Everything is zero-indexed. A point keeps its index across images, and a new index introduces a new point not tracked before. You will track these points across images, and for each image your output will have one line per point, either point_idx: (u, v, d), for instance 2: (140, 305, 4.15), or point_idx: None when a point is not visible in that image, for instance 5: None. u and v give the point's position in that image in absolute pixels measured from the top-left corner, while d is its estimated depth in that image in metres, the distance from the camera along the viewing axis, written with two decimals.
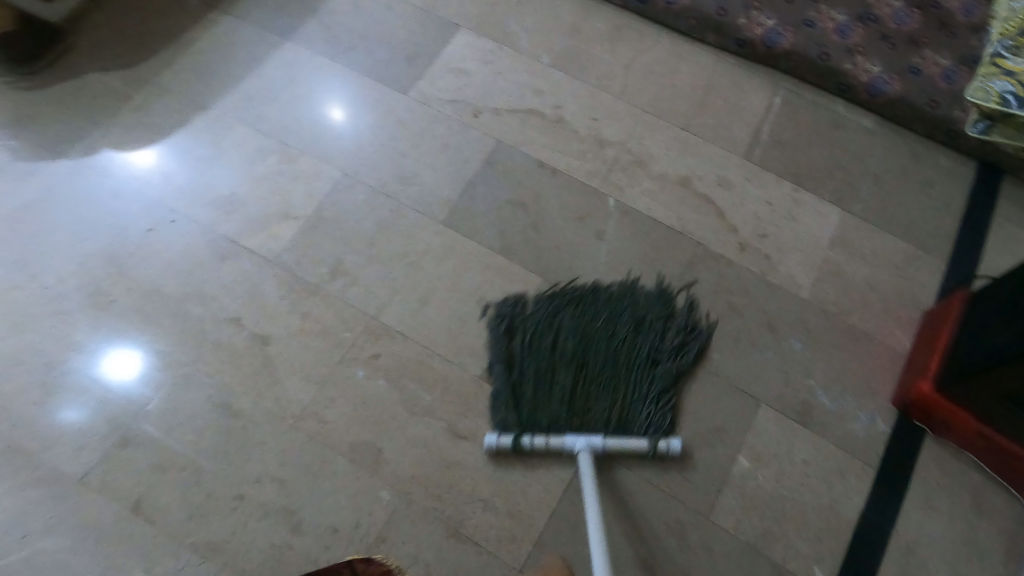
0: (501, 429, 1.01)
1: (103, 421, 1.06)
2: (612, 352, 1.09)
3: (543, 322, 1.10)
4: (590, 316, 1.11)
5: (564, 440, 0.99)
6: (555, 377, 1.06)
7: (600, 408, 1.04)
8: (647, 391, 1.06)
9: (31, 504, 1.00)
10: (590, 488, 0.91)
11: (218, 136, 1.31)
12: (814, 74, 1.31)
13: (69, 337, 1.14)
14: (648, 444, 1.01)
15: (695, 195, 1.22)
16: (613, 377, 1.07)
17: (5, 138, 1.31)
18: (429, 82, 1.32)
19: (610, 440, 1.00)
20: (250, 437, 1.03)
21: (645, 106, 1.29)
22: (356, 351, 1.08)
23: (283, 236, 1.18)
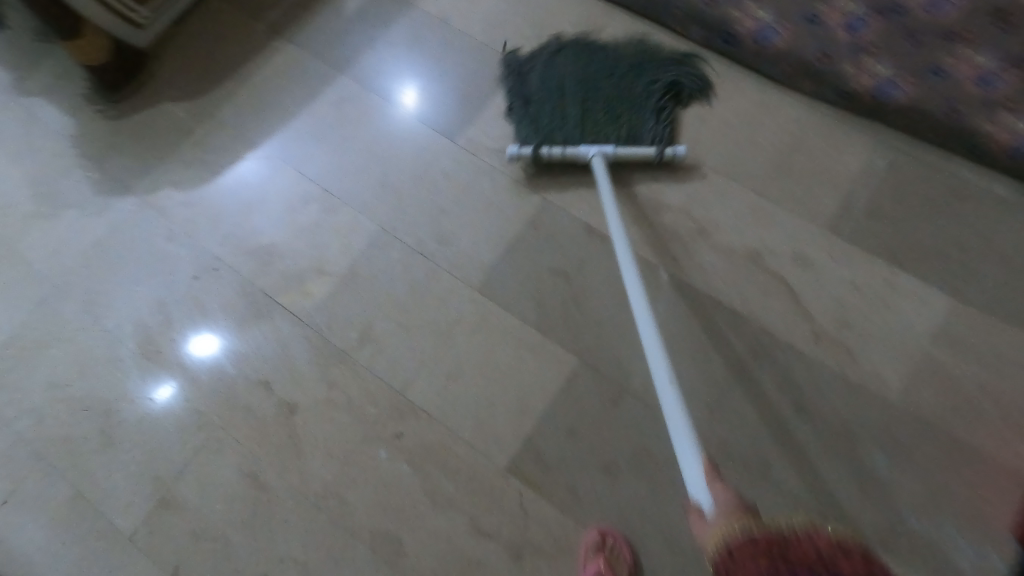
0: (523, 143, 1.12)
1: (147, 477, 1.09)
2: (618, 89, 1.15)
3: (562, 88, 1.16)
4: (608, 86, 1.16)
5: (578, 150, 1.09)
6: (568, 103, 1.15)
7: (608, 116, 1.13)
8: (648, 100, 1.14)
9: (87, 554, 1.06)
10: (617, 235, 0.97)
11: (265, 177, 1.27)
12: (938, 133, 1.09)
13: (127, 384, 1.16)
14: (656, 151, 1.09)
15: (767, 272, 1.05)
16: (618, 93, 1.15)
17: (72, 175, 1.34)
18: (480, 129, 1.21)
19: (621, 149, 1.09)
20: (274, 512, 1.02)
21: (717, 159, 1.13)
22: (381, 430, 1.04)
23: (317, 295, 1.14)
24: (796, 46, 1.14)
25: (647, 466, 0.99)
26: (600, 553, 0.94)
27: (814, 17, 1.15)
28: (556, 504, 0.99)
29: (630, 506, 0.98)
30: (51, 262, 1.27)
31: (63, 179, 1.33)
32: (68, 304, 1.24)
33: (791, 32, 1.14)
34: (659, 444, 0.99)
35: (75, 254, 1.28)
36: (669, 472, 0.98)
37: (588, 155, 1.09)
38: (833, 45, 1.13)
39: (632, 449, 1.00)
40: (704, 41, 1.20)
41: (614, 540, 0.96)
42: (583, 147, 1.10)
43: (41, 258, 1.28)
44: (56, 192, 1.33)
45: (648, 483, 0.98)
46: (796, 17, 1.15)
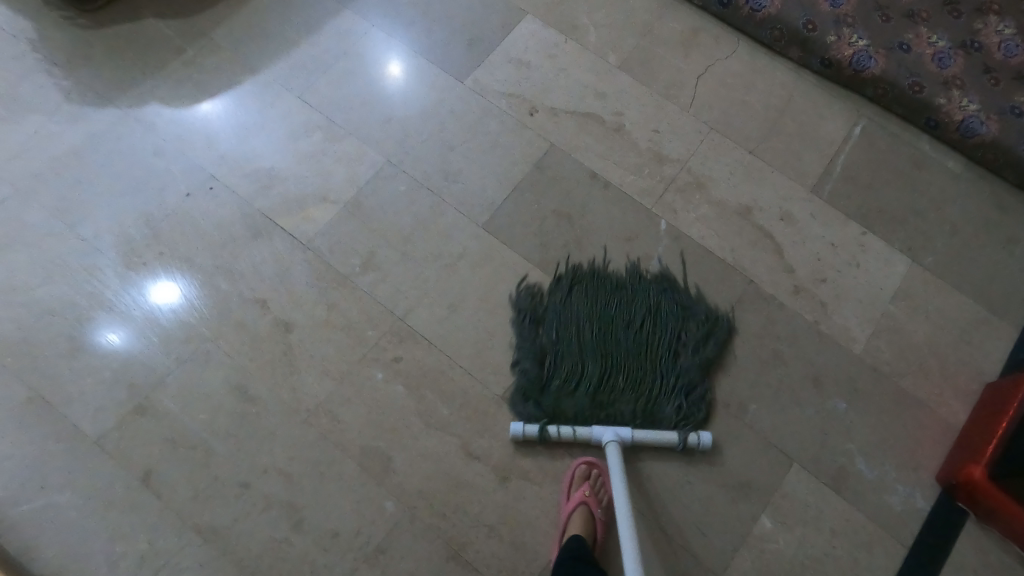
0: (528, 418, 1.00)
1: (123, 387, 1.06)
2: (638, 357, 1.06)
3: (575, 350, 1.06)
4: (626, 349, 1.06)
5: (591, 431, 0.98)
6: (581, 371, 1.04)
7: (626, 401, 1.03)
8: (666, 390, 1.04)
9: (50, 458, 1.01)
10: (621, 505, 0.86)
11: (265, 102, 1.25)
12: (902, 105, 1.20)
13: (103, 294, 1.12)
14: (677, 437, 1.00)
15: (755, 225, 1.15)
16: (632, 394, 1.03)
17: (53, 79, 1.28)
18: (487, 72, 1.24)
19: (640, 434, 0.99)
20: (262, 425, 1.02)
21: (712, 121, 1.21)
22: (378, 351, 1.05)
23: (319, 219, 1.14)
24: (784, 11, 1.22)
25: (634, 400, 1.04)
26: (585, 483, 0.98)
27: None
28: (544, 431, 1.03)
29: None
30: (22, 166, 1.21)
31: (40, 83, 1.27)
32: (42, 210, 1.19)
33: None
34: None
35: (48, 160, 1.22)
36: None
37: (601, 440, 0.98)
38: (818, 14, 1.21)
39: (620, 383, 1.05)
40: (701, 3, 1.28)
41: (598, 472, 1.00)
42: (596, 428, 0.99)
43: (6, 160, 1.22)
44: (33, 93, 1.27)
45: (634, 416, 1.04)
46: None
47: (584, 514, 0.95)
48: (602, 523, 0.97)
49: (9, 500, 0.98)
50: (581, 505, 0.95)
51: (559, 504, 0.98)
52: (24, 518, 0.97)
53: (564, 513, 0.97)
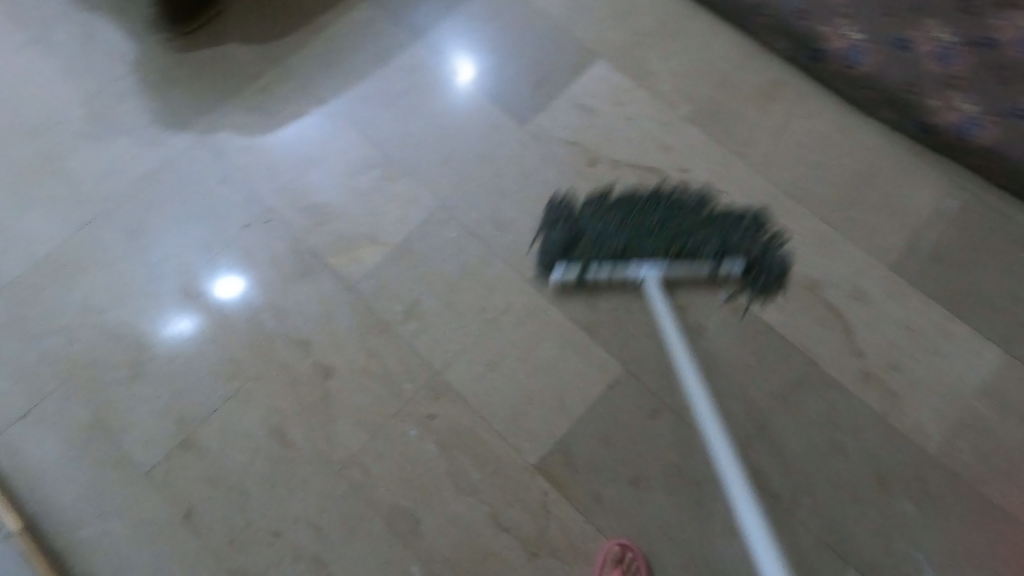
0: (567, 263, 1.03)
1: (170, 418, 1.09)
2: (674, 210, 1.06)
3: (610, 212, 1.06)
4: (661, 207, 1.06)
5: (627, 272, 1.02)
6: (616, 221, 1.05)
7: (664, 241, 1.02)
8: (705, 232, 1.04)
9: (105, 485, 1.07)
10: (677, 344, 0.97)
11: (327, 134, 1.25)
12: (1013, 180, 1.07)
13: (160, 320, 1.16)
14: (710, 268, 1.02)
15: (827, 301, 1.06)
16: (666, 232, 1.03)
17: (132, 102, 1.32)
18: (550, 117, 1.20)
19: (676, 267, 1.02)
20: (296, 472, 1.02)
21: (785, 184, 1.12)
22: (413, 407, 1.03)
23: (367, 262, 1.12)
24: (881, 71, 1.11)
25: (676, 483, 0.98)
26: (618, 567, 0.94)
27: (904, 42, 1.10)
28: (578, 508, 0.98)
29: (652, 523, 0.97)
30: (98, 188, 1.26)
31: (118, 105, 1.32)
32: (113, 231, 1.23)
33: (880, 56, 1.11)
34: (691, 465, 0.99)
35: (125, 182, 1.26)
36: (695, 491, 0.98)
37: (639, 276, 1.02)
38: (918, 73, 1.10)
39: (661, 465, 0.99)
40: (790, 54, 1.19)
41: (634, 556, 0.95)
42: (634, 266, 1.02)
43: (84, 180, 1.27)
44: (112, 114, 1.31)
45: (672, 501, 0.98)
46: (886, 39, 1.11)
47: None
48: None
49: (70, 523, 1.05)
50: None
51: None
52: (82, 542, 1.04)
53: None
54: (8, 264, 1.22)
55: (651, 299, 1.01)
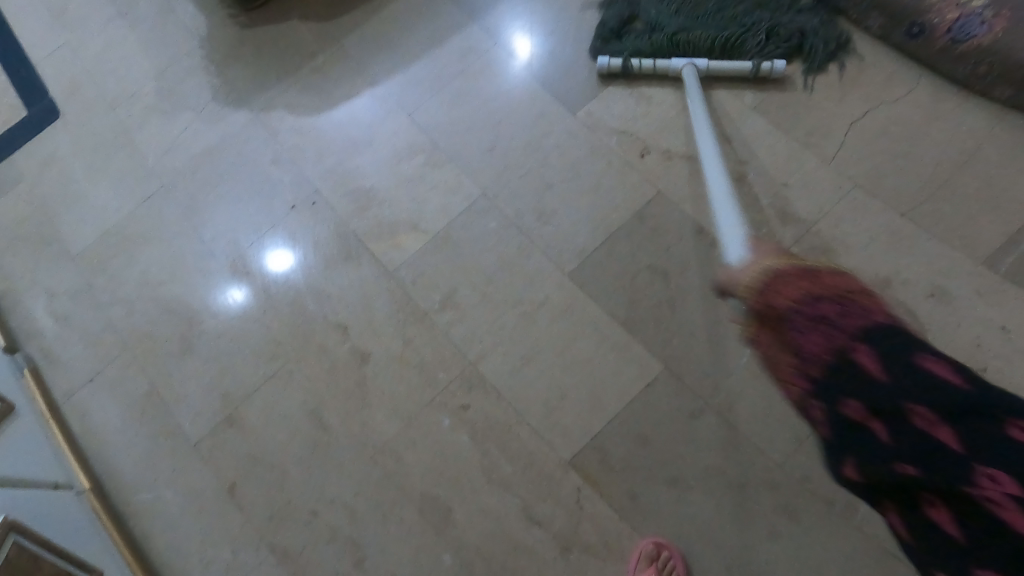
0: (614, 54, 1.14)
1: (216, 394, 1.12)
2: (732, 3, 1.16)
3: (663, 19, 1.17)
4: (715, 11, 1.16)
5: (670, 62, 1.12)
6: (675, 8, 1.17)
7: (712, 35, 1.13)
8: (749, 38, 1.12)
9: (160, 453, 1.13)
10: (701, 124, 1.01)
11: (376, 117, 1.23)
12: None
13: (210, 296, 1.19)
14: (752, 64, 1.09)
15: (897, 305, 0.97)
16: (723, 23, 1.14)
17: (197, 82, 1.37)
18: (603, 103, 1.14)
19: (716, 64, 1.10)
20: (333, 454, 1.04)
21: (857, 178, 1.03)
22: (447, 397, 1.02)
23: (407, 248, 1.11)
24: (1004, 43, 0.99)
25: (718, 493, 0.94)
26: (652, 565, 0.91)
27: None
28: (613, 508, 0.96)
29: (691, 531, 0.94)
30: (164, 164, 1.33)
31: (183, 83, 1.37)
32: (174, 208, 1.29)
33: (1004, 25, 0.99)
34: (734, 472, 0.95)
35: (184, 159, 1.32)
36: (738, 503, 0.94)
37: (678, 68, 1.11)
38: None
39: (702, 471, 0.95)
40: (882, 33, 1.11)
41: (671, 555, 0.92)
42: (676, 59, 1.12)
43: (152, 158, 1.34)
44: (178, 92, 1.37)
45: (711, 509, 0.94)
46: (1015, 5, 0.99)
47: None
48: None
49: (134, 487, 1.13)
50: None
51: None
52: (142, 506, 1.12)
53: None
54: (81, 237, 1.32)
55: (687, 89, 1.08)
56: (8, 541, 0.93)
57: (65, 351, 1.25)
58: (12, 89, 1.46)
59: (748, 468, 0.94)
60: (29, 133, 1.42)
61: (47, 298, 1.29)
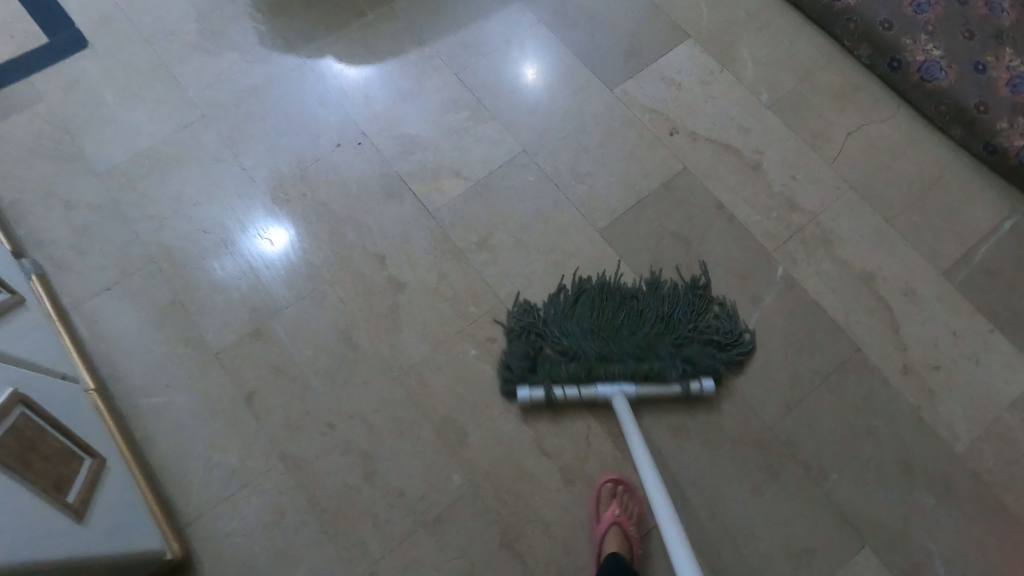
0: (531, 382, 1.02)
1: (245, 307, 1.15)
2: (647, 306, 1.08)
3: (577, 322, 1.06)
4: (631, 321, 1.07)
5: (596, 390, 1.00)
6: (584, 322, 1.06)
7: (632, 360, 1.03)
8: (672, 351, 1.04)
9: (176, 358, 1.14)
10: (632, 433, 0.94)
11: (425, 72, 1.32)
12: None
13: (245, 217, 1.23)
14: (681, 388, 1.01)
15: (880, 292, 1.11)
16: (635, 334, 1.05)
17: (253, 20, 1.43)
18: (638, 85, 1.26)
19: (644, 388, 1.01)
20: (357, 372, 1.08)
21: (852, 181, 1.18)
22: (475, 329, 1.09)
23: (448, 192, 1.19)
24: (957, 87, 1.17)
25: (713, 440, 1.04)
26: (613, 503, 0.98)
27: (980, 66, 1.17)
28: (616, 445, 1.03)
29: (686, 471, 1.02)
30: (210, 92, 1.37)
31: (239, 21, 1.44)
32: (216, 134, 1.33)
33: (957, 72, 1.17)
34: (730, 423, 1.04)
35: (228, 92, 1.37)
36: (730, 452, 1.03)
37: (606, 395, 1.00)
38: (993, 95, 1.15)
39: (701, 419, 1.05)
40: (869, 61, 1.25)
41: (625, 488, 1.00)
42: (600, 386, 1.00)
43: (200, 85, 1.38)
44: (232, 29, 1.43)
45: (705, 454, 1.03)
46: (963, 60, 1.18)
47: (617, 536, 0.94)
48: (637, 539, 0.96)
49: (143, 390, 1.12)
50: (613, 526, 0.95)
51: (590, 527, 0.98)
52: (150, 409, 1.11)
53: (598, 536, 0.96)
54: (110, 154, 1.33)
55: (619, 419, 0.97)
56: (16, 412, 0.83)
57: (79, 259, 1.24)
58: (31, 15, 1.47)
59: (743, 423, 1.04)
60: (53, 54, 1.43)
61: (69, 203, 1.29)
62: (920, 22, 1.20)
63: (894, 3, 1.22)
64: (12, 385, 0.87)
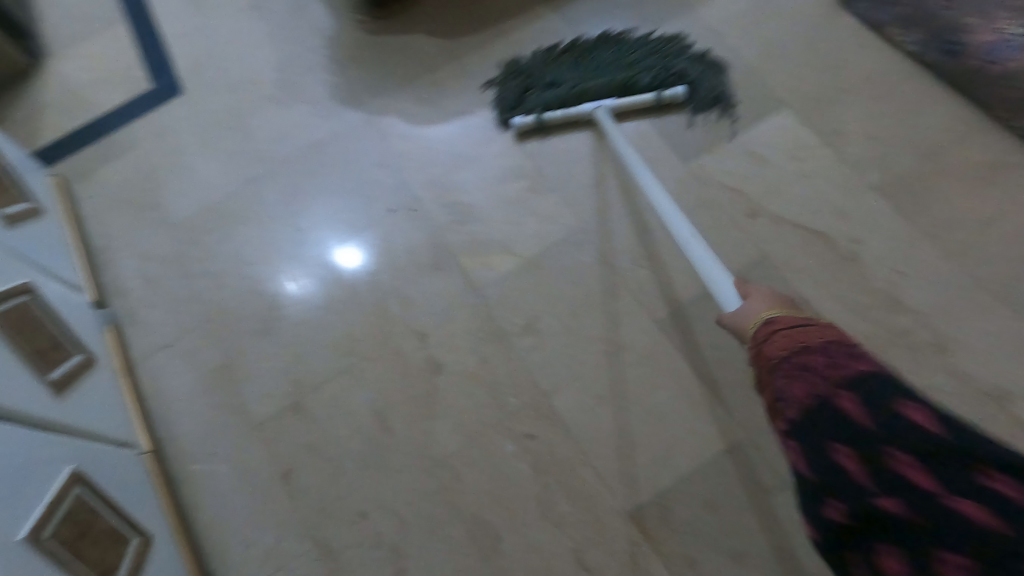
0: (526, 112, 1.21)
1: (287, 381, 1.14)
2: (617, 44, 1.24)
3: (555, 68, 1.24)
4: (605, 57, 1.23)
5: (579, 109, 1.18)
6: (563, 64, 1.24)
7: (608, 80, 1.19)
8: (643, 70, 1.19)
9: (221, 429, 1.14)
10: (613, 132, 1.10)
11: (486, 136, 1.26)
12: None
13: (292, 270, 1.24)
14: (655, 95, 1.17)
15: (1009, 419, 0.91)
16: (607, 66, 1.21)
17: (325, 78, 1.43)
18: (717, 156, 1.14)
19: (622, 100, 1.18)
20: (392, 459, 1.04)
21: (976, 279, 0.99)
22: (512, 423, 1.01)
23: (497, 268, 1.12)
24: None
25: None
26: None
27: None
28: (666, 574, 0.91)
29: None
30: (275, 151, 1.38)
31: (312, 78, 1.44)
32: (277, 194, 1.33)
33: None
34: (802, 563, 0.89)
35: (295, 148, 1.37)
36: None
37: (589, 112, 1.18)
38: None
39: (768, 555, 0.90)
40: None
41: None
42: (584, 105, 1.19)
43: (268, 142, 1.39)
44: (301, 86, 1.43)
45: None
46: None
47: None
48: None
49: (191, 456, 1.14)
50: None
51: None
52: (195, 476, 1.12)
53: None
54: (182, 206, 1.38)
55: (602, 125, 1.14)
56: (72, 495, 0.87)
57: (144, 314, 1.28)
58: (133, 64, 1.56)
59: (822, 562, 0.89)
60: (140, 107, 1.50)
61: (140, 257, 1.34)
62: None
63: None
64: (74, 460, 0.92)
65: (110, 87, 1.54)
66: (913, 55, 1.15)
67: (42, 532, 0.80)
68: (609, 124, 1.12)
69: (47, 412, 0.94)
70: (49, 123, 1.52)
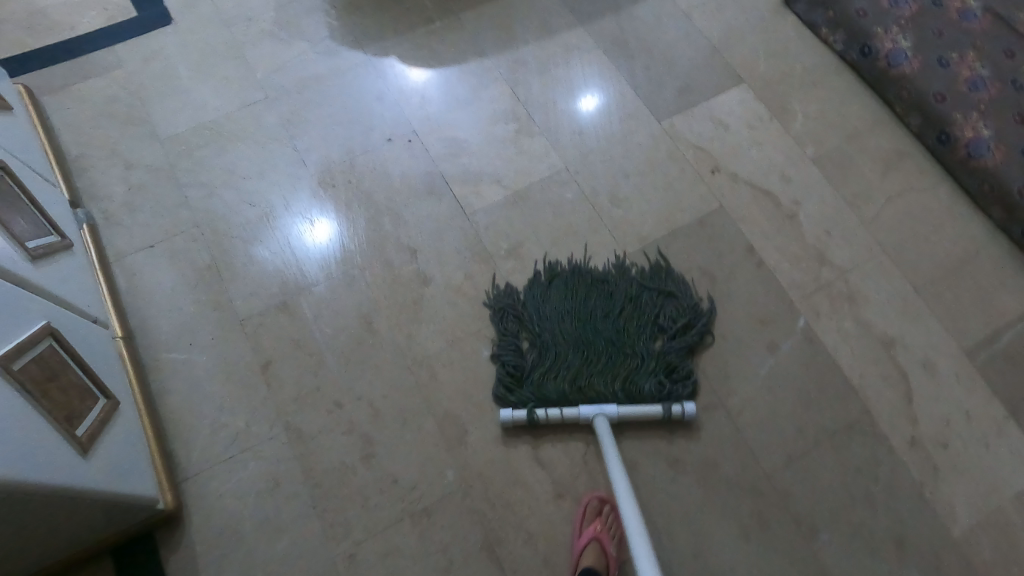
0: (517, 403, 1.05)
1: (276, 281, 1.20)
2: (610, 340, 1.10)
3: (543, 350, 1.09)
4: (603, 340, 1.10)
5: (578, 412, 1.02)
6: (554, 344, 1.09)
7: (611, 376, 1.06)
8: (647, 366, 1.07)
9: (203, 319, 1.18)
10: (615, 468, 0.94)
11: (481, 82, 1.36)
12: None
13: (287, 228, 1.24)
14: (661, 409, 1.02)
15: (898, 359, 1.09)
16: (611, 346, 1.09)
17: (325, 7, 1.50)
18: (686, 120, 1.30)
19: (625, 408, 1.02)
20: (374, 355, 1.12)
21: (886, 246, 1.18)
22: (491, 332, 1.12)
23: (486, 196, 1.23)
24: (1006, 169, 1.15)
25: (710, 479, 1.02)
26: (597, 519, 0.98)
27: None
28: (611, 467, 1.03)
29: (676, 503, 1.01)
30: (275, 74, 1.43)
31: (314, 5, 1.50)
32: (275, 115, 1.38)
33: (1004, 154, 1.15)
34: (727, 466, 1.03)
35: (296, 75, 1.42)
36: (724, 495, 1.01)
37: (587, 417, 1.02)
38: None
39: (700, 458, 1.04)
40: (918, 130, 1.26)
41: (610, 508, 1.00)
42: (582, 409, 1.02)
43: (269, 65, 1.44)
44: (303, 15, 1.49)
45: (696, 490, 1.02)
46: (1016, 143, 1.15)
47: (596, 552, 0.95)
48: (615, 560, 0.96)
49: (169, 346, 1.16)
50: (593, 541, 0.95)
51: (571, 538, 0.98)
52: (171, 364, 1.15)
53: (578, 547, 0.96)
54: (172, 122, 1.38)
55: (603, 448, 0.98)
56: (45, 342, 0.88)
57: (129, 215, 1.29)
58: None
59: (741, 468, 1.03)
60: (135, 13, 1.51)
61: (127, 165, 1.34)
62: (975, 99, 1.19)
63: (950, 77, 1.21)
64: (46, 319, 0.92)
65: (90, 11, 1.52)
66: (838, 53, 1.35)
67: (13, 364, 0.80)
68: (612, 453, 0.96)
69: (20, 268, 0.93)
70: (21, 40, 1.48)
